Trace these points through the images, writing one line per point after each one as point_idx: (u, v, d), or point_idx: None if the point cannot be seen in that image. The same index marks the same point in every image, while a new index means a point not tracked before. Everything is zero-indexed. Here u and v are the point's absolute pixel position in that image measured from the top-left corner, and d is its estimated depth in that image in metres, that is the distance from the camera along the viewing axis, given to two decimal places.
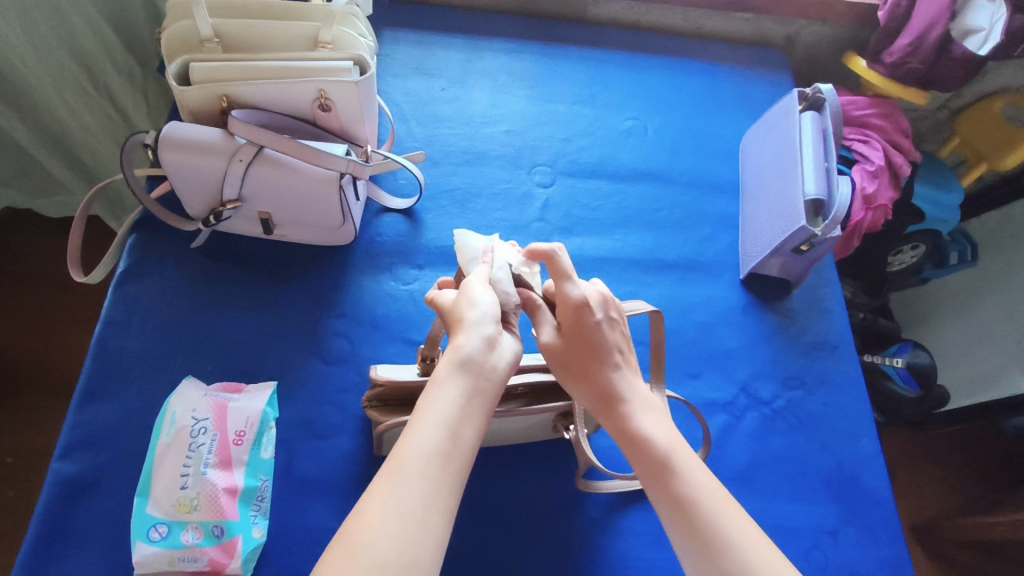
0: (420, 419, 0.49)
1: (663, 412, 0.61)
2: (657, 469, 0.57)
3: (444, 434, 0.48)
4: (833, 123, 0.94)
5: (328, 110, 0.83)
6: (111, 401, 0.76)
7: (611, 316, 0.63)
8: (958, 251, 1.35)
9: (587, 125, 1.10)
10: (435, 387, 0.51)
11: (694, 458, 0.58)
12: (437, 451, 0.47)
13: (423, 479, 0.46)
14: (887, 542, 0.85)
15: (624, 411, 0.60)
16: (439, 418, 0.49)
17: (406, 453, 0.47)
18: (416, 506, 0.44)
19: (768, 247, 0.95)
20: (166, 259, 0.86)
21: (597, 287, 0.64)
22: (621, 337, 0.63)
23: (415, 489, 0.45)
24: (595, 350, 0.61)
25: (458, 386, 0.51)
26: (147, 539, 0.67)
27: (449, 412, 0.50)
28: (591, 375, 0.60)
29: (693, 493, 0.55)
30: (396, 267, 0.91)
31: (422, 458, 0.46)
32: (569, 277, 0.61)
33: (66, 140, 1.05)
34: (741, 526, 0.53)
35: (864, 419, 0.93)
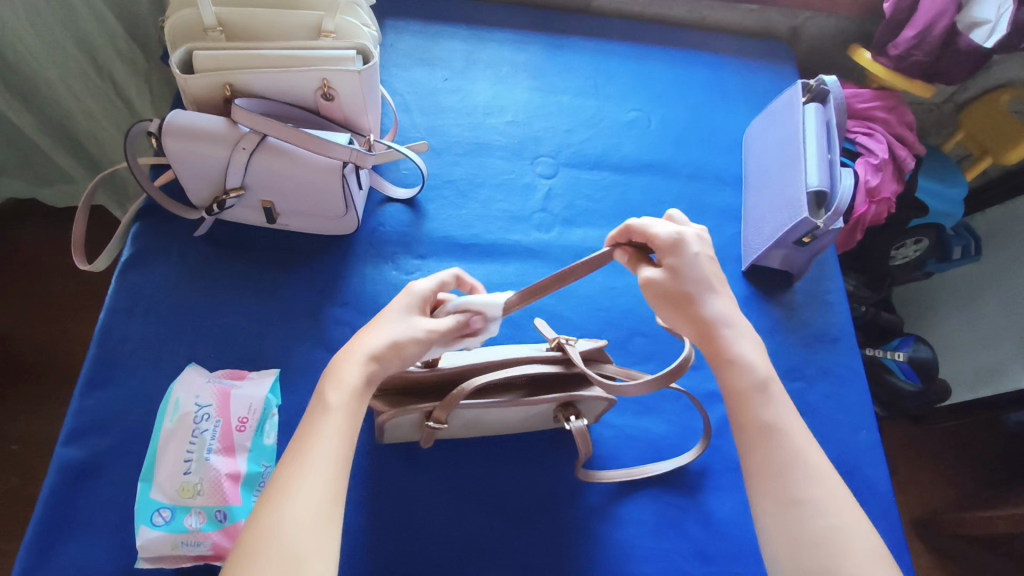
0: (321, 425, 0.56)
1: (761, 344, 0.66)
2: (745, 392, 0.62)
3: (340, 437, 0.55)
4: (836, 115, 0.94)
5: (331, 100, 0.83)
6: (115, 388, 0.77)
7: (711, 253, 0.68)
8: (962, 245, 1.35)
9: (590, 116, 1.10)
10: (337, 393, 0.57)
11: (780, 388, 0.63)
12: (336, 452, 0.54)
13: (322, 479, 0.52)
14: (886, 532, 0.85)
15: (722, 337, 0.64)
16: (338, 426, 0.56)
17: (308, 453, 0.54)
18: (318, 504, 0.51)
19: (771, 239, 0.95)
20: (170, 247, 0.87)
21: (692, 228, 0.68)
22: (721, 272, 0.67)
23: (318, 487, 0.52)
24: (692, 284, 0.65)
25: (344, 402, 0.57)
26: (151, 523, 0.67)
27: (346, 419, 0.56)
28: (693, 307, 0.65)
29: (779, 423, 0.60)
30: (399, 256, 0.92)
31: (324, 461, 0.53)
32: (656, 223, 0.67)
33: (71, 127, 1.06)
34: (816, 452, 0.59)
35: (865, 410, 0.94)
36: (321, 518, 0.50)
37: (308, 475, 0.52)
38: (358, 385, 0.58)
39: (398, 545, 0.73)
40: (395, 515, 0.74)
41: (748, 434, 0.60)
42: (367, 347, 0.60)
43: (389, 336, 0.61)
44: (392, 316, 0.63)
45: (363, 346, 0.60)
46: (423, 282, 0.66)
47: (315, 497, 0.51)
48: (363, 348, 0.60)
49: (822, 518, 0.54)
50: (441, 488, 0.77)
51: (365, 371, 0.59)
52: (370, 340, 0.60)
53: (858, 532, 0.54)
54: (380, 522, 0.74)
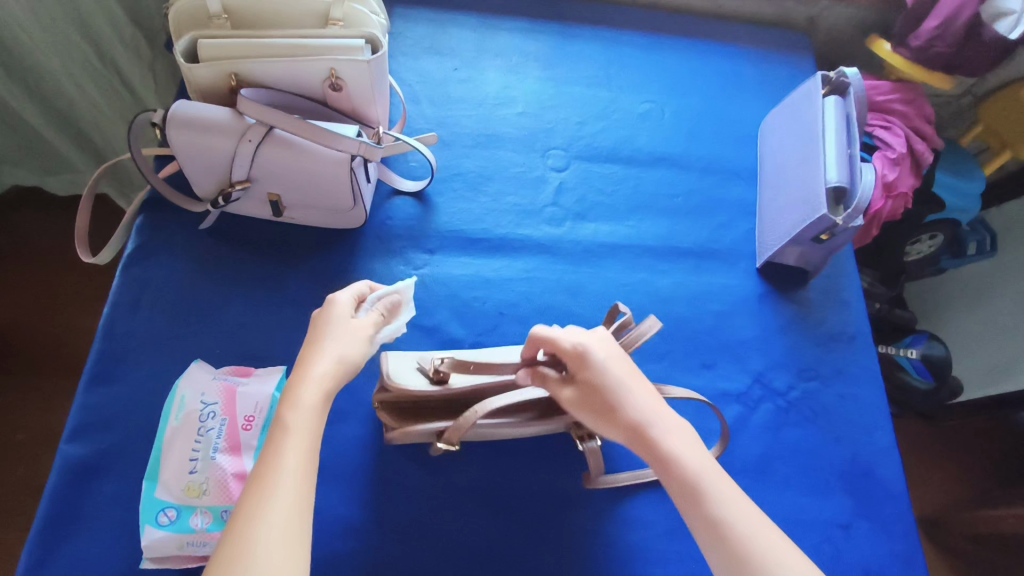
0: (282, 444, 0.53)
1: (692, 432, 0.63)
2: (690, 486, 0.59)
3: (302, 458, 0.53)
4: (856, 108, 0.91)
5: (339, 90, 0.81)
6: (119, 384, 0.76)
7: (625, 359, 0.66)
8: (977, 241, 1.31)
9: (603, 107, 1.08)
10: (296, 411, 0.55)
11: (720, 474, 0.60)
12: (300, 473, 0.52)
13: (286, 494, 0.50)
14: (900, 537, 0.84)
15: (653, 435, 0.62)
16: (302, 440, 0.54)
17: (272, 475, 0.51)
18: (283, 518, 0.49)
19: (787, 236, 0.93)
20: (174, 240, 0.85)
21: (596, 333, 0.68)
22: (636, 372, 0.66)
23: (286, 499, 0.50)
24: (609, 390, 0.63)
25: (307, 423, 0.55)
26: (157, 523, 0.66)
27: (308, 438, 0.54)
28: (617, 411, 0.63)
29: (723, 514, 0.57)
30: (407, 250, 0.90)
31: (290, 481, 0.51)
32: (557, 334, 0.66)
33: (75, 116, 1.05)
34: (768, 535, 0.56)
35: (880, 411, 0.92)
36: (289, 542, 0.48)
37: (272, 498, 0.50)
38: (319, 403, 0.57)
39: (406, 546, 0.72)
40: (403, 519, 0.73)
41: (700, 530, 0.57)
42: (315, 367, 0.58)
43: (338, 353, 0.60)
44: (330, 334, 0.62)
45: (311, 370, 0.58)
46: (342, 293, 0.66)
47: (282, 519, 0.49)
48: (312, 370, 0.58)
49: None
50: (450, 488, 0.76)
51: (325, 391, 0.58)
52: (318, 357, 0.59)
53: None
54: (389, 525, 0.73)
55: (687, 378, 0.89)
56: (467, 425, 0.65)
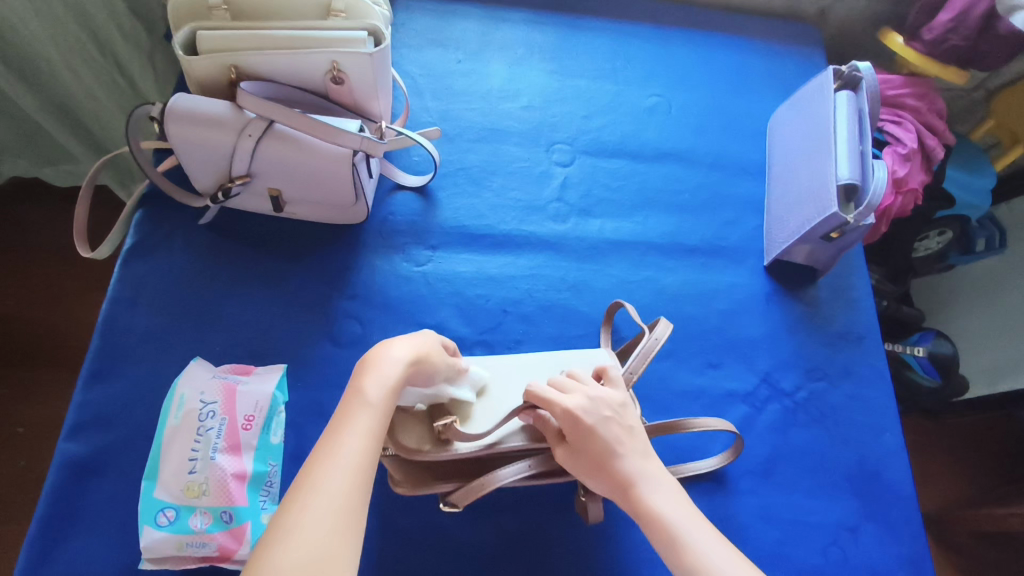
0: (350, 421, 0.51)
1: (679, 487, 0.62)
2: (676, 548, 0.57)
3: (369, 439, 0.51)
4: (868, 103, 0.89)
5: (340, 83, 0.79)
6: (118, 381, 0.75)
7: (621, 417, 0.65)
8: (985, 238, 1.28)
9: (609, 101, 1.06)
10: (374, 389, 0.54)
11: (706, 528, 0.59)
12: (367, 454, 0.50)
13: (347, 473, 0.48)
14: (908, 539, 0.83)
15: (639, 492, 0.60)
16: (370, 420, 0.52)
17: (338, 450, 0.49)
18: (341, 496, 0.46)
19: (796, 233, 0.91)
20: (174, 235, 0.84)
21: (592, 389, 0.66)
22: (631, 429, 0.64)
23: (346, 476, 0.47)
24: (597, 448, 0.62)
25: (377, 404, 0.53)
26: (155, 523, 0.66)
27: (377, 420, 0.52)
28: (604, 469, 0.62)
29: (708, 567, 0.56)
30: (410, 247, 0.89)
31: (352, 459, 0.48)
32: (547, 393, 0.65)
33: (73, 107, 1.03)
34: None
35: (889, 412, 0.91)
36: (340, 526, 0.45)
37: (331, 475, 0.47)
38: (397, 383, 0.55)
39: (408, 548, 0.72)
40: (404, 520, 0.73)
41: None
42: (395, 351, 0.58)
43: (420, 346, 0.60)
44: (409, 335, 0.62)
45: (392, 352, 0.58)
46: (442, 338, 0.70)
47: (339, 499, 0.46)
48: (390, 352, 0.58)
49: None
50: None
51: (405, 373, 0.57)
52: (397, 343, 0.59)
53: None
54: (391, 526, 0.72)
55: (692, 378, 0.88)
56: (484, 489, 0.67)
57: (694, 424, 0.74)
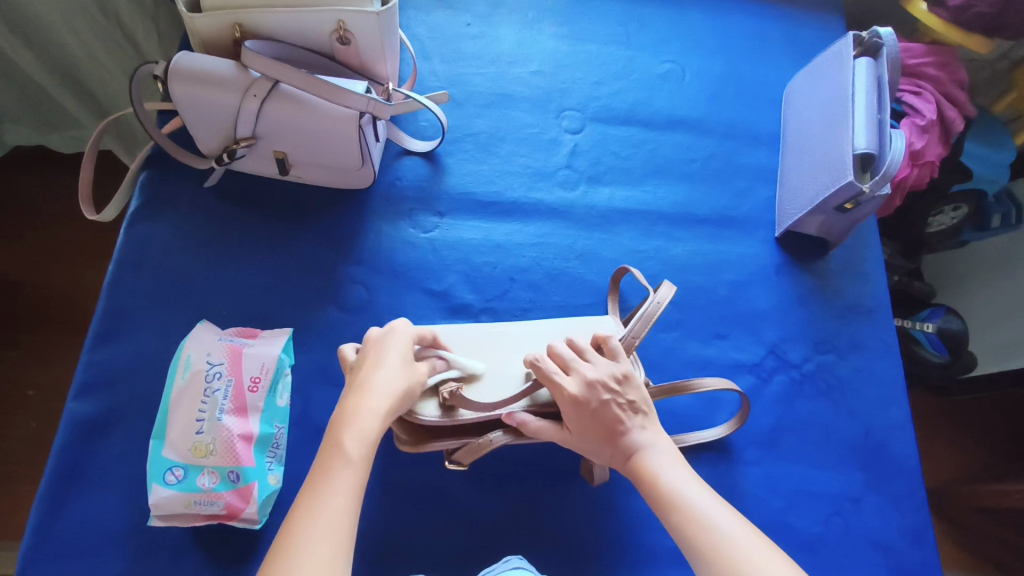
0: (332, 478, 0.51)
1: (682, 458, 0.63)
2: (677, 516, 0.58)
3: (350, 494, 0.51)
4: (888, 70, 0.87)
5: (347, 44, 0.77)
6: (125, 342, 0.75)
7: (620, 393, 0.64)
8: (1001, 214, 1.25)
9: (621, 67, 1.03)
10: (354, 444, 0.53)
11: (703, 489, 0.60)
12: (348, 512, 0.50)
13: (332, 534, 0.48)
14: (911, 511, 0.83)
15: (640, 459, 0.62)
16: (351, 480, 0.51)
17: (319, 508, 0.49)
18: (326, 558, 0.46)
19: (810, 204, 0.89)
20: (179, 197, 0.83)
21: (600, 364, 0.66)
22: (631, 403, 0.64)
23: (330, 535, 0.47)
24: (602, 421, 0.63)
25: (358, 460, 0.53)
26: (163, 481, 0.66)
27: (358, 475, 0.52)
28: (609, 441, 0.64)
29: (703, 520, 0.56)
30: (416, 213, 0.88)
31: (335, 518, 0.49)
32: (553, 375, 0.64)
33: (76, 70, 1.02)
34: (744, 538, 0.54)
35: (897, 385, 0.90)
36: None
37: (316, 535, 0.47)
38: (377, 436, 0.55)
39: (413, 509, 0.73)
40: (410, 482, 0.74)
41: (681, 539, 0.56)
42: (372, 401, 0.56)
43: (389, 386, 0.58)
44: (380, 365, 0.59)
45: (367, 403, 0.56)
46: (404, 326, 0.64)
47: (322, 566, 0.46)
48: (368, 402, 0.56)
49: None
50: None
51: (383, 425, 0.56)
52: (376, 388, 0.57)
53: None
54: (396, 487, 0.73)
55: (699, 349, 0.87)
56: (486, 447, 0.68)
57: (698, 384, 0.74)
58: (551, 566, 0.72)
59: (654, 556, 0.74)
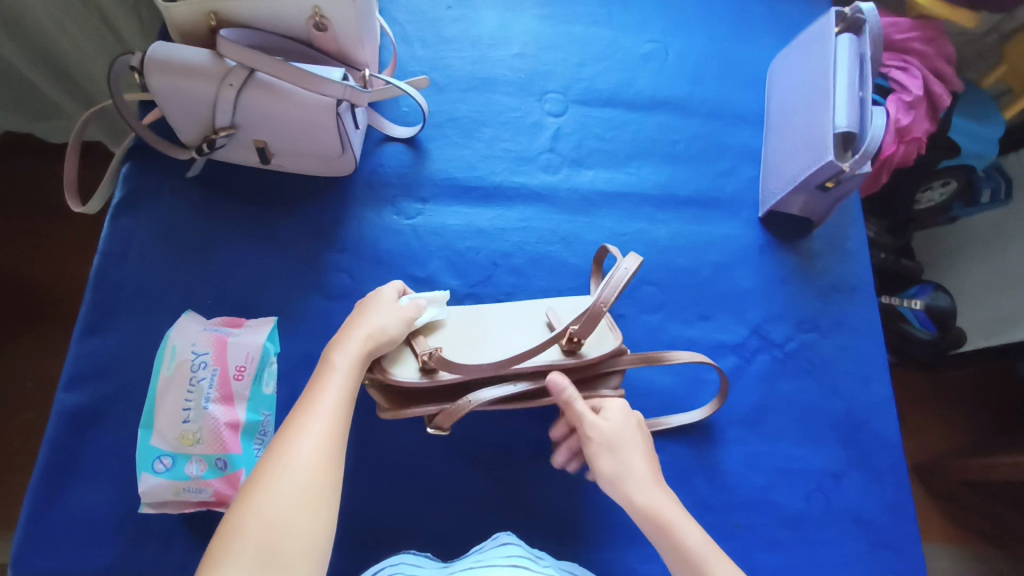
0: (327, 378, 0.57)
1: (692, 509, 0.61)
2: None
3: (344, 393, 0.56)
4: (871, 46, 0.87)
5: (324, 30, 0.77)
6: (111, 334, 0.76)
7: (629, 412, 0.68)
8: (992, 188, 1.26)
9: (604, 47, 1.02)
10: (341, 356, 0.59)
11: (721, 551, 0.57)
12: (339, 408, 0.55)
13: (330, 418, 0.54)
14: (891, 486, 0.85)
15: (656, 512, 0.59)
16: (342, 379, 0.57)
17: (317, 402, 0.55)
18: (323, 437, 0.52)
19: (792, 183, 0.90)
20: (162, 188, 0.84)
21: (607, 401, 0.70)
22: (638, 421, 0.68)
23: (328, 417, 0.54)
24: (624, 447, 0.63)
25: (347, 368, 0.59)
26: (153, 470, 0.68)
27: (348, 376, 0.58)
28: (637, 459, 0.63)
29: None
30: (399, 200, 0.88)
31: (330, 405, 0.55)
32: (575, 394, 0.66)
33: (62, 60, 1.01)
34: None
35: (879, 362, 0.91)
36: (320, 469, 0.50)
37: (315, 417, 0.53)
38: (363, 353, 0.61)
39: (399, 493, 0.74)
40: (396, 466, 0.75)
41: None
42: (356, 332, 0.62)
43: (377, 323, 0.64)
44: (371, 313, 0.65)
45: (346, 345, 0.61)
46: (388, 289, 0.69)
47: (320, 440, 0.52)
48: (350, 336, 0.62)
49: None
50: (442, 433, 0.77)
51: (367, 347, 0.62)
52: (358, 327, 0.63)
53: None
54: (382, 473, 0.75)
55: (683, 330, 0.88)
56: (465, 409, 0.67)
57: (671, 356, 0.75)
58: (535, 544, 0.74)
59: (639, 536, 0.76)
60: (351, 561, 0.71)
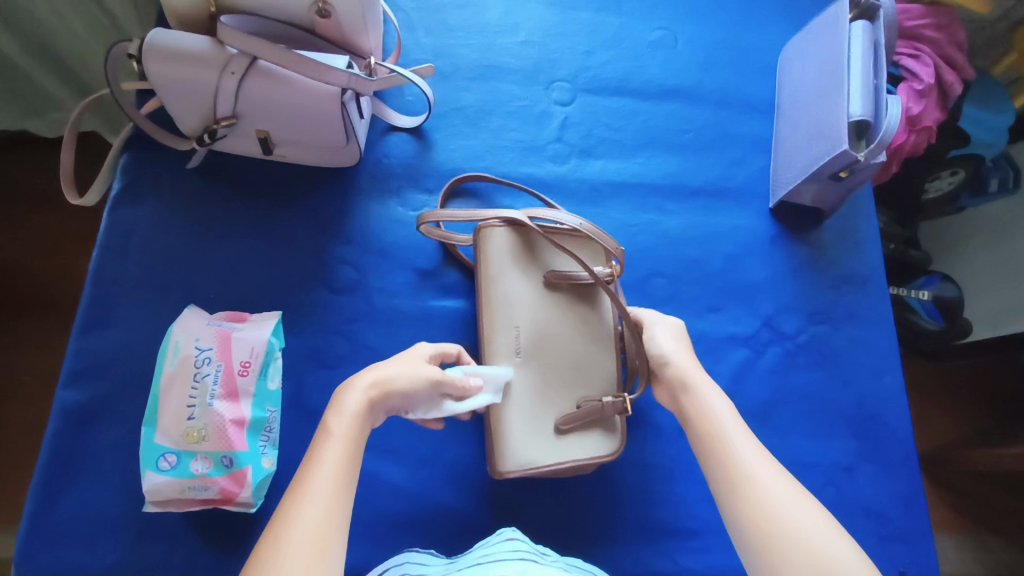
0: (323, 451, 0.52)
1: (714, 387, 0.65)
2: (703, 426, 0.61)
3: (338, 468, 0.51)
4: (885, 33, 0.85)
5: (327, 16, 0.74)
6: (112, 329, 0.75)
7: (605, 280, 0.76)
8: (999, 178, 1.24)
9: (612, 34, 1.00)
10: (337, 418, 0.53)
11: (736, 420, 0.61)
12: (335, 487, 0.50)
13: (321, 501, 0.48)
14: (904, 479, 0.84)
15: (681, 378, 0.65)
16: (338, 452, 0.52)
17: (311, 482, 0.49)
18: (314, 525, 0.47)
19: (804, 173, 0.88)
20: (161, 180, 0.81)
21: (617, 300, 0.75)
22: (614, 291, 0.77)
23: (319, 501, 0.48)
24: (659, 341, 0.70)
25: (345, 436, 0.53)
26: (157, 468, 0.66)
27: (348, 444, 0.53)
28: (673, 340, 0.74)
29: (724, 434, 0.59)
30: (405, 191, 0.86)
31: (322, 486, 0.49)
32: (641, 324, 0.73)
33: (56, 49, 0.99)
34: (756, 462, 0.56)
35: (892, 354, 0.90)
36: (321, 552, 0.46)
37: (308, 501, 0.48)
38: (364, 416, 0.55)
39: (407, 489, 0.73)
40: (404, 463, 0.74)
41: (704, 444, 0.60)
42: (355, 394, 0.55)
43: (386, 371, 0.58)
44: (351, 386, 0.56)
45: (344, 405, 0.54)
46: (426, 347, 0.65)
47: (313, 528, 0.47)
48: (348, 400, 0.55)
49: (765, 516, 0.52)
50: (453, 427, 0.76)
51: (369, 399, 0.56)
52: (358, 386, 0.56)
53: (802, 523, 0.51)
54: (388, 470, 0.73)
55: (694, 323, 0.87)
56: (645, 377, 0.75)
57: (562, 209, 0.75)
58: (546, 539, 0.73)
59: (651, 531, 0.76)
60: (358, 558, 0.70)
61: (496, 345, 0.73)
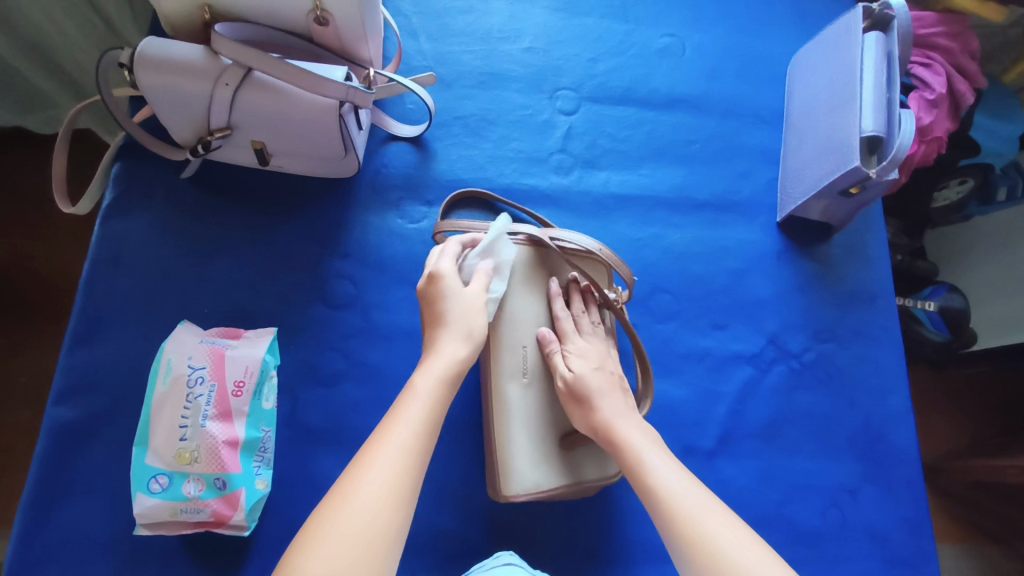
0: (400, 414, 0.57)
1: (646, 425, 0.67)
2: (644, 479, 0.61)
3: (414, 431, 0.56)
4: (899, 44, 0.83)
5: (326, 24, 0.72)
6: (103, 345, 0.73)
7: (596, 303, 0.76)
8: (1009, 186, 1.21)
9: (618, 41, 0.98)
10: (418, 382, 0.60)
11: (671, 463, 0.62)
12: (411, 445, 0.55)
13: (399, 455, 0.54)
14: (909, 502, 0.83)
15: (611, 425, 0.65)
16: (412, 417, 0.57)
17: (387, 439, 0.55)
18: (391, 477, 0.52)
19: (814, 188, 0.86)
20: (155, 190, 0.80)
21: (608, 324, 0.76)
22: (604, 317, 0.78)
23: (396, 455, 0.54)
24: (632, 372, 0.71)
25: (422, 404, 0.58)
26: (148, 490, 0.65)
27: (422, 409, 0.58)
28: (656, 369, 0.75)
29: (664, 484, 0.60)
30: (405, 202, 0.84)
31: (399, 442, 0.55)
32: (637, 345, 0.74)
33: (48, 48, 0.96)
34: (704, 512, 0.57)
35: (899, 373, 0.88)
36: (383, 513, 0.50)
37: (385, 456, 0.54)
38: (440, 385, 0.61)
39: None
40: None
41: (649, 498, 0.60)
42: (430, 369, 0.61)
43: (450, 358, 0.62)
44: (432, 362, 0.62)
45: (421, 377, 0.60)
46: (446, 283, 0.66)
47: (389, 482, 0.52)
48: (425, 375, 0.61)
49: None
50: (451, 447, 0.75)
51: (438, 377, 0.61)
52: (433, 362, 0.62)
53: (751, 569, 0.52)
54: None
55: (698, 340, 0.85)
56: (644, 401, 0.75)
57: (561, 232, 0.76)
58: (544, 563, 0.72)
59: (651, 555, 0.74)
60: None
61: (502, 365, 0.71)
